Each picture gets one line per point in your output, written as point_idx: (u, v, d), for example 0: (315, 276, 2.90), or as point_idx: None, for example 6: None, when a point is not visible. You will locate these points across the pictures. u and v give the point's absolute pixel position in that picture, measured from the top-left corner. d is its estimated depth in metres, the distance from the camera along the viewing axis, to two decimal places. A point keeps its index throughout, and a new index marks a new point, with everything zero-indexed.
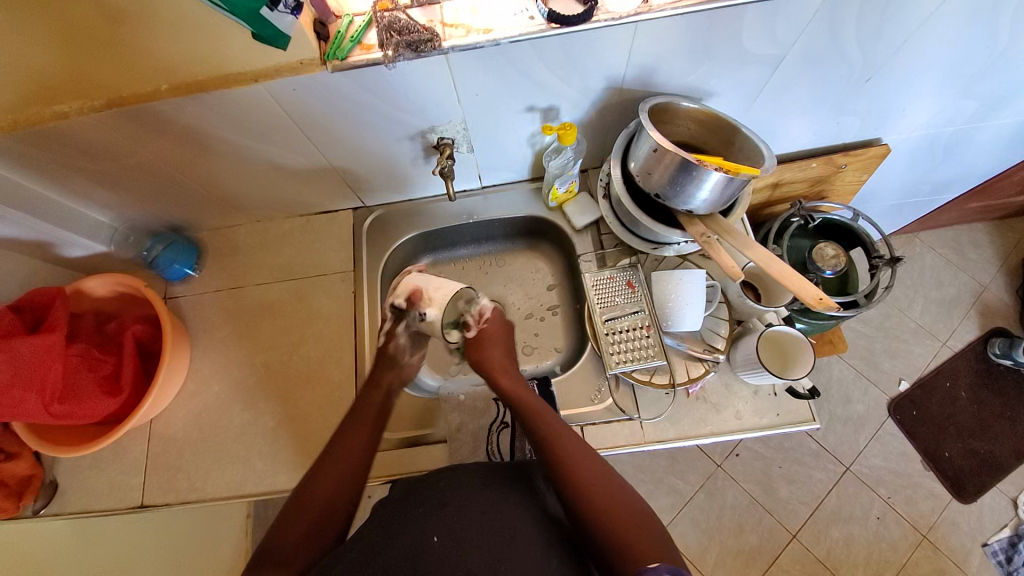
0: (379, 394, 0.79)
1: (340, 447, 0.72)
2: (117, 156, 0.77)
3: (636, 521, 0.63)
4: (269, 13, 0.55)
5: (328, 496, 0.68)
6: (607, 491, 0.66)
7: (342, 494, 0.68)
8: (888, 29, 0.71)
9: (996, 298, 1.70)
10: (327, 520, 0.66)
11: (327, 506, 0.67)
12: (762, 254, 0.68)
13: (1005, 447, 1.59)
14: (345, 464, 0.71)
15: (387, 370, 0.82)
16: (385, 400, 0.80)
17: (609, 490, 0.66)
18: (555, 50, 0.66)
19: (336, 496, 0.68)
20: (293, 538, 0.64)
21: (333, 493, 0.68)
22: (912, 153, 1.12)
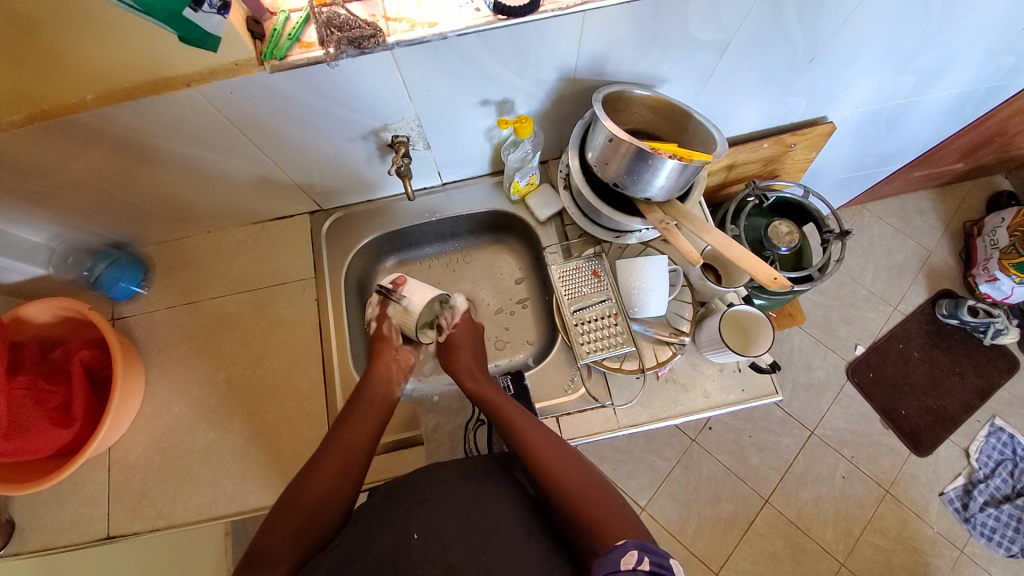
0: (378, 395, 0.80)
1: (338, 451, 0.72)
2: (43, 172, 0.71)
3: (614, 513, 0.63)
4: (194, 15, 0.52)
5: (321, 501, 0.67)
6: (582, 489, 0.66)
7: (333, 498, 0.68)
8: (828, 10, 0.73)
9: (941, 261, 1.80)
10: (316, 525, 0.66)
11: (318, 511, 0.66)
12: (720, 237, 0.69)
13: (955, 401, 1.70)
14: (339, 466, 0.71)
15: (400, 372, 0.85)
16: (387, 398, 0.81)
17: (586, 487, 0.67)
18: (504, 42, 0.65)
19: (326, 499, 0.68)
20: (282, 539, 0.64)
21: (325, 495, 0.68)
22: (858, 128, 1.16)
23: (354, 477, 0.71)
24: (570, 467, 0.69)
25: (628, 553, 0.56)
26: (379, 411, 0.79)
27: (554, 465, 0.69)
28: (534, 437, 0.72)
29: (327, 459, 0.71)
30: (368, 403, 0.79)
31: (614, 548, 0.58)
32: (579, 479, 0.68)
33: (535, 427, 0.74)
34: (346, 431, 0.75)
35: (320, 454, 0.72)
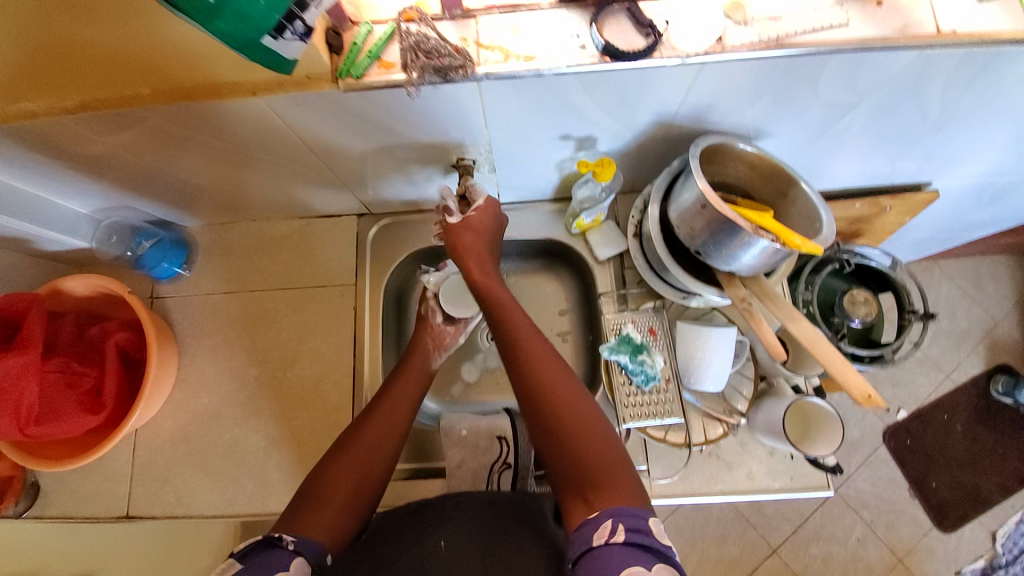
0: (420, 364, 0.81)
1: (383, 415, 0.72)
2: (96, 153, 0.68)
3: (612, 474, 0.54)
4: (272, 43, 0.41)
5: (369, 456, 0.68)
6: (594, 456, 0.56)
7: (378, 462, 0.68)
8: (978, 86, 0.63)
9: (1006, 334, 1.66)
10: (362, 487, 0.65)
11: (371, 455, 0.68)
12: (809, 329, 0.61)
13: (991, 481, 1.59)
14: (383, 431, 0.71)
15: (435, 348, 0.84)
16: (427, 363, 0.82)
17: (582, 429, 0.58)
18: (604, 83, 0.57)
19: (372, 461, 0.68)
20: (332, 489, 0.64)
21: (370, 458, 0.68)
22: (961, 196, 1.05)
23: (396, 444, 0.72)
24: (576, 403, 0.60)
25: (601, 528, 0.49)
26: (421, 384, 0.79)
27: (553, 387, 0.61)
28: (536, 347, 0.65)
29: (374, 423, 0.71)
30: (412, 367, 0.80)
31: (586, 526, 0.50)
32: (584, 416, 0.59)
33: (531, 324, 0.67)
34: (395, 389, 0.76)
35: (367, 417, 0.72)
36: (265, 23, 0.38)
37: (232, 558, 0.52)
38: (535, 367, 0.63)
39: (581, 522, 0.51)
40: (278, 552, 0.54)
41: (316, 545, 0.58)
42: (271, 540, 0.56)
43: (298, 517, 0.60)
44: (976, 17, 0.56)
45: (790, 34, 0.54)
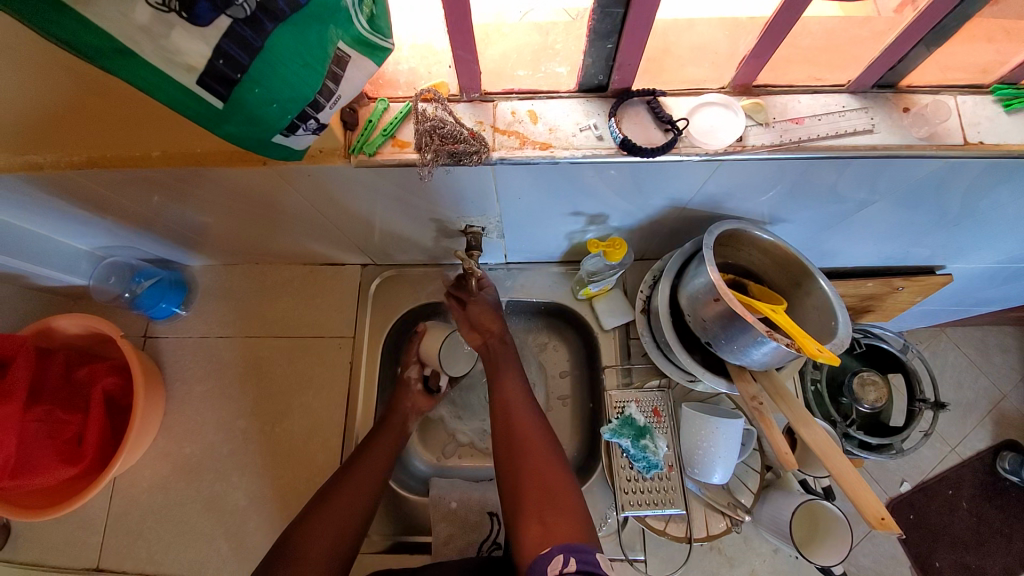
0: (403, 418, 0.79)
1: (366, 464, 0.72)
2: (101, 202, 0.67)
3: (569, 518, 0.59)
4: (285, 138, 0.42)
5: (347, 510, 0.67)
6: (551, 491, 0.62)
7: (357, 515, 0.67)
8: (1002, 189, 0.62)
9: (1015, 408, 1.45)
10: (339, 543, 0.64)
11: (353, 506, 0.67)
12: (821, 436, 0.59)
13: (997, 564, 1.36)
14: (366, 479, 0.70)
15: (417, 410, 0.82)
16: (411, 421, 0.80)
17: (552, 488, 0.63)
18: (621, 171, 0.56)
19: (351, 514, 0.67)
20: (309, 548, 0.63)
21: (349, 512, 0.67)
22: (974, 278, 1.02)
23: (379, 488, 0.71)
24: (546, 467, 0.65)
25: (553, 562, 0.54)
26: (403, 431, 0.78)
27: (527, 456, 0.66)
28: (517, 412, 0.70)
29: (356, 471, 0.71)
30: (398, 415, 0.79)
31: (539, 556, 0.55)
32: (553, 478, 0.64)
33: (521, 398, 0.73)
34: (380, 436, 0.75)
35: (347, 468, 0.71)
36: (278, 121, 0.40)
37: None
38: (511, 419, 0.70)
39: (537, 554, 0.56)
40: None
41: None
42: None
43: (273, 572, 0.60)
44: (1001, 129, 0.55)
45: (812, 138, 0.53)
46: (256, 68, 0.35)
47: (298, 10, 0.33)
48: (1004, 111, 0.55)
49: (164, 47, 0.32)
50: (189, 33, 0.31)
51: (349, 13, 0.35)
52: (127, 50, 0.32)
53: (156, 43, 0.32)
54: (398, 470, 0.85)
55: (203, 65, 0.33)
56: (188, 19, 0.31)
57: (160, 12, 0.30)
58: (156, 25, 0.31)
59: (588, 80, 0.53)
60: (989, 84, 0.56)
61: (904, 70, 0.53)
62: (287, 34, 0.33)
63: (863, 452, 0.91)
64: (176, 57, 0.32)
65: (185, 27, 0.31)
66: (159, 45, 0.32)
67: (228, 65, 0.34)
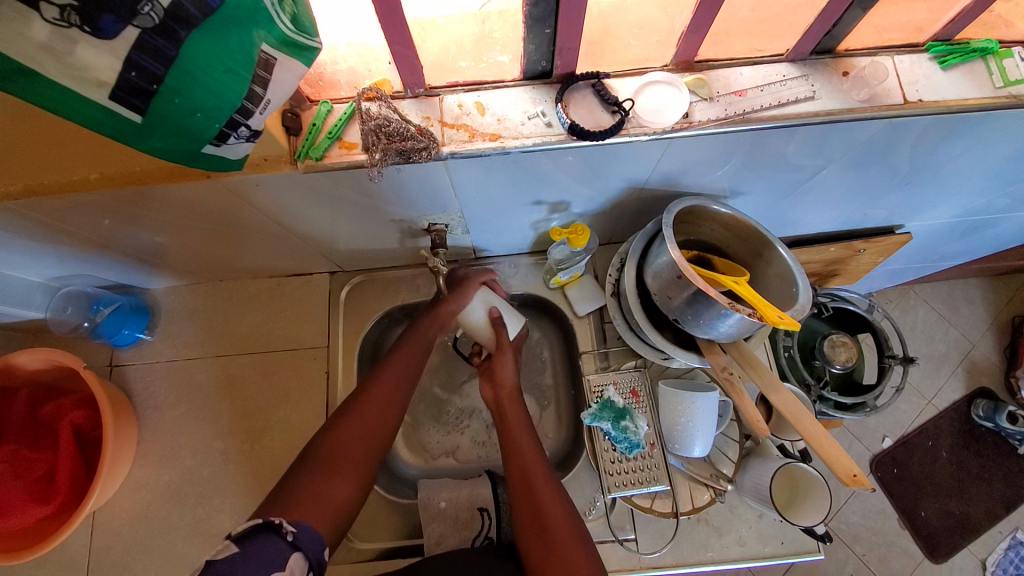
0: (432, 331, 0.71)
1: (391, 376, 0.67)
2: (44, 230, 0.64)
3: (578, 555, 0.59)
4: (216, 148, 0.41)
5: (373, 419, 0.64)
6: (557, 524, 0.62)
7: (386, 427, 0.64)
8: (947, 144, 0.63)
9: (984, 357, 1.50)
10: (367, 456, 0.62)
11: (382, 415, 0.64)
12: (791, 402, 0.60)
13: (980, 508, 1.41)
14: (393, 394, 0.66)
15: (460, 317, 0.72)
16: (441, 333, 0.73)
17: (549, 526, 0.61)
18: (574, 157, 0.56)
19: (380, 425, 0.64)
20: (339, 461, 0.60)
21: (375, 423, 0.64)
22: (933, 234, 1.04)
23: (396, 415, 0.66)
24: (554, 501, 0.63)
25: None
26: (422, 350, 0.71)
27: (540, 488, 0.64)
28: (516, 429, 0.70)
29: (370, 400, 0.65)
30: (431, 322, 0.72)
31: None
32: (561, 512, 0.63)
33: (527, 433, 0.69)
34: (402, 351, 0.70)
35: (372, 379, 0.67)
36: (205, 132, 0.39)
37: (229, 539, 0.49)
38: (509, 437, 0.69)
39: None
40: (275, 541, 0.51)
41: (315, 533, 0.54)
42: (270, 526, 0.52)
43: (298, 485, 0.57)
44: (938, 86, 0.56)
45: (756, 109, 0.54)
46: (173, 77, 0.34)
47: (212, 15, 0.32)
48: (941, 68, 0.57)
49: (71, 64, 0.31)
50: (94, 46, 0.30)
51: (270, 14, 0.34)
52: (28, 70, 0.30)
53: (61, 61, 0.30)
54: (386, 477, 0.85)
55: (114, 79, 0.32)
56: (92, 32, 0.29)
57: (60, 28, 0.29)
58: (58, 41, 0.29)
59: (531, 67, 0.53)
60: (925, 42, 0.57)
61: (840, 35, 0.53)
62: (202, 40, 0.33)
63: (840, 412, 0.94)
64: (84, 73, 0.31)
65: (90, 42, 0.30)
66: (64, 62, 0.30)
67: (141, 78, 0.33)
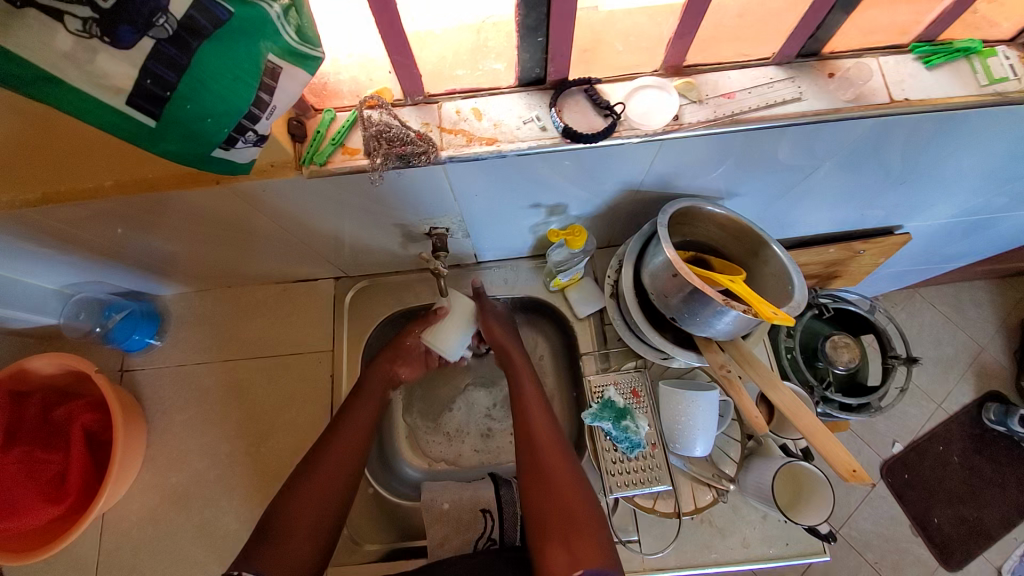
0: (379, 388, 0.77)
1: (345, 435, 0.71)
2: (59, 238, 0.67)
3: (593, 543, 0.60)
4: (225, 152, 0.43)
5: (327, 485, 0.66)
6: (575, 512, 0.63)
7: (339, 484, 0.67)
8: (937, 143, 0.64)
9: (994, 359, 1.48)
10: (320, 528, 0.64)
11: (334, 479, 0.67)
12: (788, 397, 0.61)
13: (995, 514, 1.38)
14: (343, 458, 0.69)
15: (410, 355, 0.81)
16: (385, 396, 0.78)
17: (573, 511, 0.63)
18: (568, 160, 0.58)
19: (333, 484, 0.67)
20: (291, 528, 0.63)
21: (328, 486, 0.66)
22: (934, 235, 1.05)
23: (351, 472, 0.69)
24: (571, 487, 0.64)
25: None
26: (377, 406, 0.75)
27: (554, 471, 0.66)
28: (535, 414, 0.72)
29: (321, 466, 0.67)
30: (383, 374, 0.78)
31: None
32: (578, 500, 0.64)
33: (548, 427, 0.71)
34: (357, 408, 0.74)
35: (327, 440, 0.70)
36: (215, 136, 0.41)
37: None
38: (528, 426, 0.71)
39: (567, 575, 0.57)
40: None
41: None
42: None
43: (258, 550, 0.60)
44: (924, 85, 0.57)
45: (744, 110, 0.55)
46: (184, 85, 0.36)
47: (222, 27, 0.34)
48: (925, 68, 0.58)
49: (90, 71, 0.33)
50: (112, 56, 0.33)
51: (276, 26, 0.36)
52: (52, 77, 0.33)
53: (81, 69, 0.33)
54: (389, 479, 0.86)
55: (130, 85, 0.34)
56: (112, 43, 0.32)
57: (83, 39, 0.31)
58: (80, 51, 0.32)
59: (525, 74, 0.55)
60: (910, 44, 0.59)
61: (823, 38, 0.55)
62: (212, 50, 0.35)
63: (844, 412, 0.94)
64: (103, 80, 0.34)
65: (109, 51, 0.32)
66: (85, 70, 0.33)
67: (155, 85, 0.35)
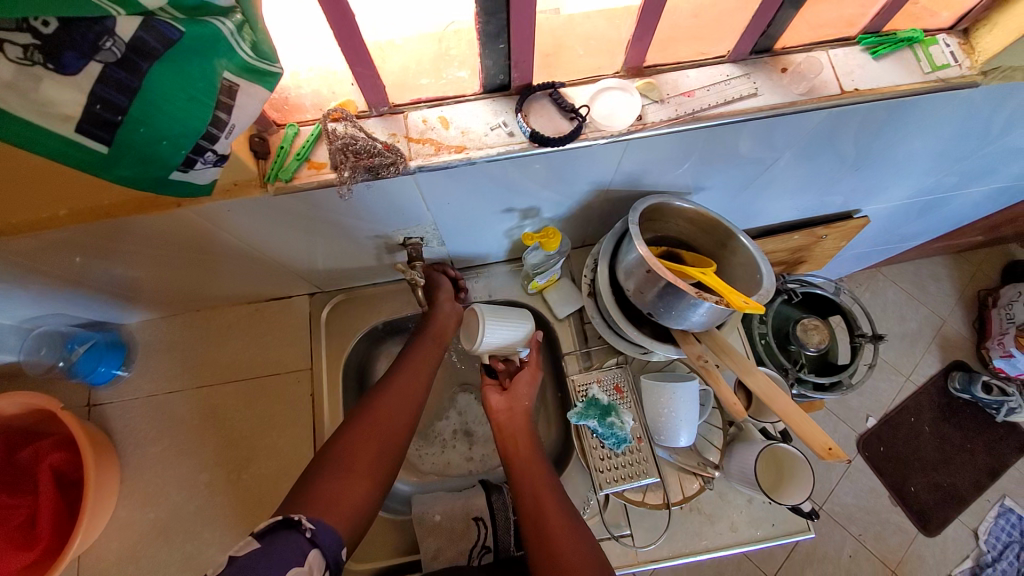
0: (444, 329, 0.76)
1: (407, 373, 0.69)
2: (13, 271, 0.64)
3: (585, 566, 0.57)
4: (184, 174, 0.42)
5: (396, 414, 0.65)
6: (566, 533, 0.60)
7: (402, 420, 0.65)
8: (887, 129, 0.67)
9: (955, 331, 1.56)
10: (383, 458, 0.61)
11: (400, 412, 0.65)
12: (763, 382, 0.62)
13: (966, 478, 1.45)
14: (405, 393, 0.67)
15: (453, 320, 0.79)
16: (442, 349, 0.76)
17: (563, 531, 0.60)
18: (537, 164, 0.58)
19: (395, 421, 0.64)
20: (355, 458, 0.59)
21: (391, 419, 0.64)
22: (892, 216, 1.09)
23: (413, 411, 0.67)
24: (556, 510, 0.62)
25: None
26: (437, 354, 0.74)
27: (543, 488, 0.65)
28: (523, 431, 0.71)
29: (388, 397, 0.66)
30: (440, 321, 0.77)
31: None
32: (564, 525, 0.61)
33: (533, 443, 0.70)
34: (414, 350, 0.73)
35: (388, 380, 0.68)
36: (172, 158, 0.40)
37: (252, 535, 0.48)
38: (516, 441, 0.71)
39: None
40: (295, 536, 0.49)
41: (333, 532, 0.53)
42: (289, 522, 0.51)
43: (320, 474, 0.57)
44: (871, 74, 0.60)
45: (706, 107, 0.57)
46: (137, 108, 0.35)
47: (173, 47, 0.33)
48: (872, 58, 0.61)
49: (36, 100, 0.32)
50: (59, 83, 0.32)
51: (230, 42, 0.35)
52: None
53: (26, 98, 0.31)
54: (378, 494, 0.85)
55: (80, 112, 0.33)
56: (56, 70, 0.31)
57: (24, 67, 0.30)
58: (23, 78, 0.30)
59: (490, 80, 0.55)
60: (856, 35, 0.62)
61: (775, 35, 0.57)
62: (164, 71, 0.34)
63: (819, 393, 0.97)
64: (49, 109, 0.32)
65: (54, 78, 0.31)
66: (29, 99, 0.31)
67: (106, 110, 0.34)
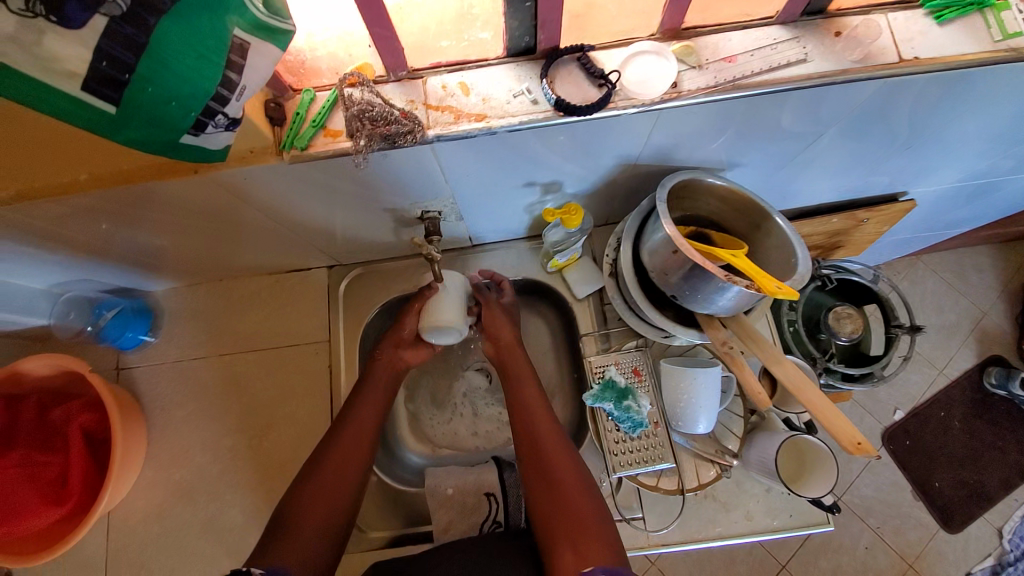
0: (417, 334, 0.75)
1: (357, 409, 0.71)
2: (39, 238, 0.65)
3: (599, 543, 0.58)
4: (195, 138, 0.41)
5: (343, 458, 0.67)
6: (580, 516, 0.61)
7: (354, 459, 0.68)
8: (946, 105, 0.61)
9: (997, 325, 1.47)
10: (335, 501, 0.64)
11: (346, 454, 0.67)
12: (791, 372, 0.59)
13: (995, 476, 1.39)
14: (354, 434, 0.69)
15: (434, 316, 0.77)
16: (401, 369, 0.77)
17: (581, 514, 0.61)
18: (562, 135, 0.55)
19: (347, 460, 0.67)
20: (304, 512, 0.63)
21: (343, 463, 0.67)
22: (940, 200, 1.02)
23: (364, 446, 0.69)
24: (573, 487, 0.63)
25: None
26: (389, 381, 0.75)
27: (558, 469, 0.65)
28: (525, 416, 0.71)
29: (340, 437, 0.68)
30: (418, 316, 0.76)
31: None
32: (580, 499, 0.63)
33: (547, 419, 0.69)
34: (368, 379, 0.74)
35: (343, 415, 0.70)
36: (182, 121, 0.38)
37: None
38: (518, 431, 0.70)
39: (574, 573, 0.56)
40: None
41: None
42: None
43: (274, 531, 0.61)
44: (935, 41, 0.54)
45: (748, 74, 0.52)
46: (144, 66, 0.34)
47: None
48: (938, 22, 0.55)
49: (41, 55, 0.31)
50: (63, 37, 0.30)
51: None
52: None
53: (31, 53, 0.30)
54: (392, 465, 0.86)
55: (86, 69, 0.32)
56: (59, 23, 0.29)
57: (26, 19, 0.29)
58: (25, 32, 0.29)
59: (514, 43, 0.52)
60: None
61: None
62: (173, 27, 0.33)
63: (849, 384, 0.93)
64: (54, 65, 0.31)
65: (58, 32, 0.30)
66: (33, 54, 0.30)
67: (112, 67, 0.33)
